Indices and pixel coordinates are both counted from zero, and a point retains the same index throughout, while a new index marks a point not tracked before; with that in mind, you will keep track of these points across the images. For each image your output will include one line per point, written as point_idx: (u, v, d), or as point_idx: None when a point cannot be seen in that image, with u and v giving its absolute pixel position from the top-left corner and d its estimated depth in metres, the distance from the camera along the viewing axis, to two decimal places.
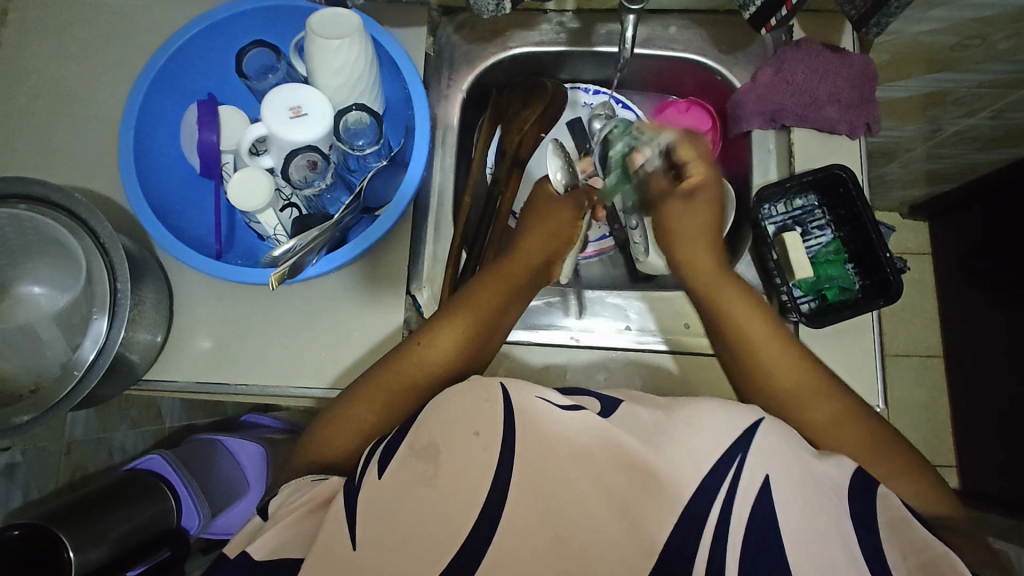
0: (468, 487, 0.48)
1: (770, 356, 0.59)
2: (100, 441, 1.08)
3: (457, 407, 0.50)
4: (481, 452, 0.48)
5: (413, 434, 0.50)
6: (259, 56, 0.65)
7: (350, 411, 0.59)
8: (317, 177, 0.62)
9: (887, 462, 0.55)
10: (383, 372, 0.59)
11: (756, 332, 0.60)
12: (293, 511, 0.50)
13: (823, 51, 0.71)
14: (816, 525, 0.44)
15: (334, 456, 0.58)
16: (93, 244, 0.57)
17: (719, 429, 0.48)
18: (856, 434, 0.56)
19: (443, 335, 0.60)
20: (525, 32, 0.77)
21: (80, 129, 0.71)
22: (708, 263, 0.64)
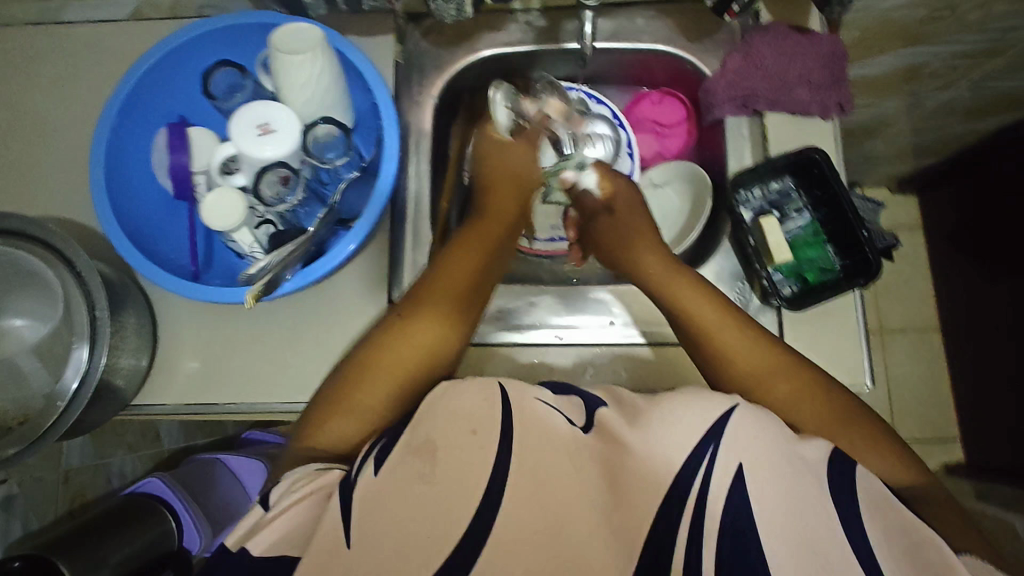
0: (458, 491, 0.47)
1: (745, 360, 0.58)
2: (97, 469, 1.08)
3: (453, 408, 0.50)
4: (478, 453, 0.48)
5: (408, 434, 0.50)
6: (223, 76, 0.65)
7: (352, 395, 0.57)
8: (289, 193, 0.62)
9: (890, 456, 0.53)
10: (376, 345, 0.59)
11: (725, 337, 0.59)
12: (294, 501, 0.49)
13: (790, 34, 0.71)
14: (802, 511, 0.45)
15: (333, 445, 0.56)
16: (69, 274, 0.57)
17: (697, 417, 0.48)
18: (862, 435, 0.54)
19: (430, 299, 0.61)
20: (492, 33, 0.77)
21: (53, 160, 0.71)
22: (657, 276, 0.65)
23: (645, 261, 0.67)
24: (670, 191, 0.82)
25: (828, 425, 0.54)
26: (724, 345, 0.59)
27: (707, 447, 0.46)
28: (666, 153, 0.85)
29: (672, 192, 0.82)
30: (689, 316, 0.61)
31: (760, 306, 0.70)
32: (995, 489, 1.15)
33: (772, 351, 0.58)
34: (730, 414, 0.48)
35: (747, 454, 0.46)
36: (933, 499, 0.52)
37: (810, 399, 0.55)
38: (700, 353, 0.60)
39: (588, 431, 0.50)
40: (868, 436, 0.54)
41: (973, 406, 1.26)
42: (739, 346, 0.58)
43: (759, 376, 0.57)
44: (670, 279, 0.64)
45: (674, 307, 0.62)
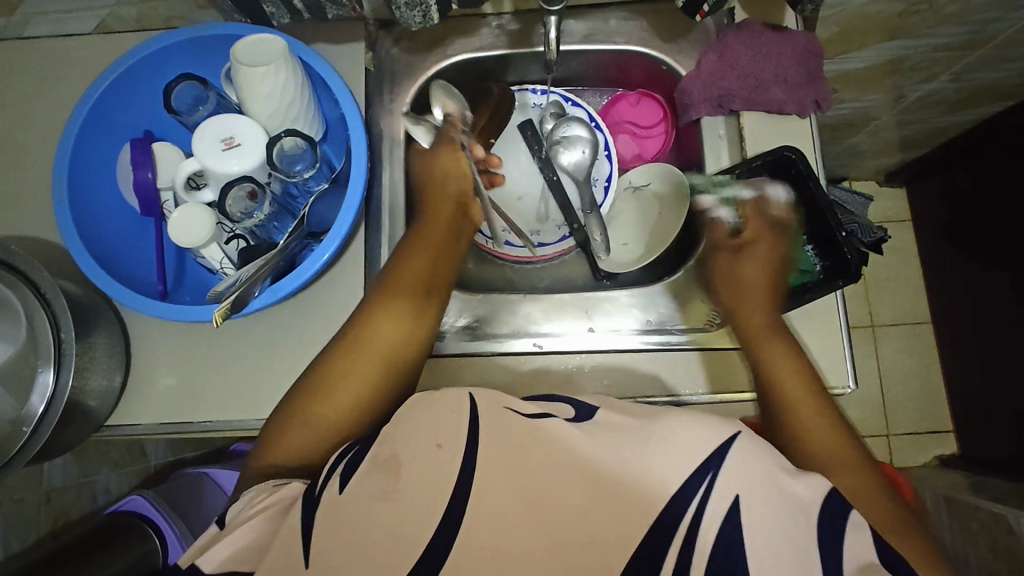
0: (427, 508, 0.45)
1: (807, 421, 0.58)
2: (81, 486, 1.05)
3: (422, 420, 0.49)
4: (444, 467, 0.46)
5: (377, 446, 0.49)
6: (186, 89, 0.63)
7: (312, 414, 0.56)
8: (256, 207, 0.61)
9: (901, 536, 0.51)
10: (335, 365, 0.58)
11: (799, 405, 0.59)
12: (248, 518, 0.49)
13: (765, 32, 0.70)
14: (782, 526, 0.44)
15: (299, 462, 0.56)
16: (33, 296, 0.57)
17: (696, 440, 0.47)
18: (877, 512, 0.52)
19: (382, 316, 0.60)
20: (464, 38, 0.76)
21: (20, 178, 0.70)
22: (758, 326, 0.64)
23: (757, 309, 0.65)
24: (649, 193, 0.81)
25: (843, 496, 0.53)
26: (799, 408, 0.59)
27: (706, 472, 0.45)
28: (645, 156, 0.84)
29: (652, 193, 0.81)
30: (776, 377, 0.61)
31: None
32: (990, 481, 1.15)
33: (843, 438, 0.57)
34: (714, 429, 0.48)
35: (740, 479, 0.46)
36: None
37: (858, 479, 0.54)
38: (769, 405, 0.60)
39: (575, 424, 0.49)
40: (868, 511, 0.52)
41: (967, 398, 1.25)
42: (815, 421, 0.58)
43: (822, 448, 0.56)
44: (768, 335, 0.63)
45: (758, 361, 0.63)
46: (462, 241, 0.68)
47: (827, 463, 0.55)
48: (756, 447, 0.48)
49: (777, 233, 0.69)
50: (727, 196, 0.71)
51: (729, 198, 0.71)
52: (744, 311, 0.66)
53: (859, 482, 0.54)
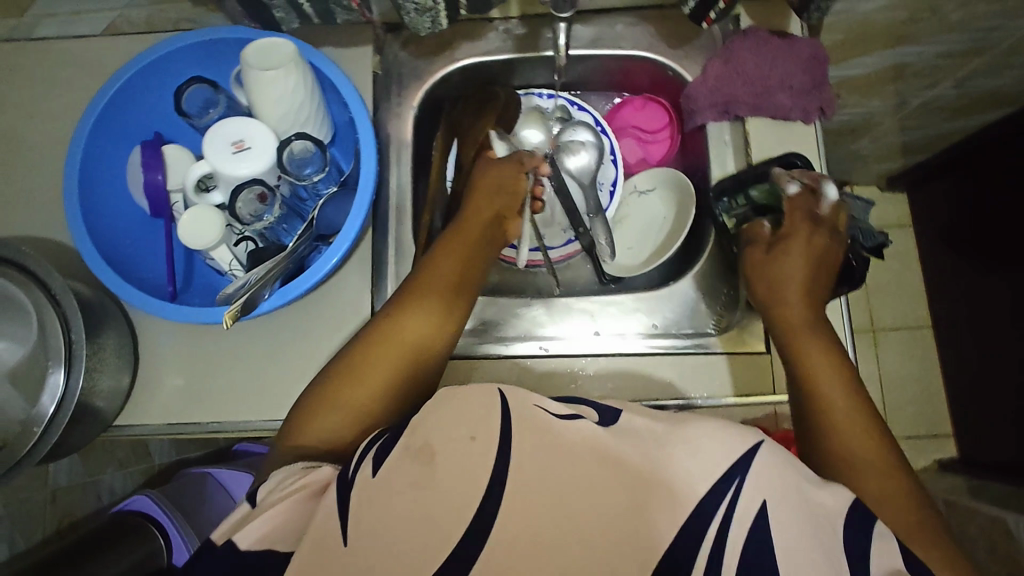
0: (450, 502, 0.43)
1: (843, 427, 0.55)
2: (86, 486, 1.06)
3: (456, 410, 0.46)
4: (478, 459, 0.44)
5: (408, 435, 0.46)
6: (197, 92, 0.64)
7: (343, 396, 0.56)
8: (266, 210, 0.61)
9: (923, 538, 0.50)
10: (369, 354, 0.58)
11: (836, 404, 0.56)
12: (281, 497, 0.47)
13: (771, 39, 0.71)
14: (810, 531, 0.42)
15: (327, 441, 0.55)
16: (43, 296, 0.57)
17: (723, 448, 0.44)
18: (906, 513, 0.51)
19: (416, 309, 0.60)
20: (472, 42, 0.76)
21: (28, 179, 0.70)
22: (795, 318, 0.60)
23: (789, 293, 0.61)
24: (655, 198, 0.82)
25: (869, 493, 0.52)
26: (831, 397, 0.56)
27: (734, 479, 0.43)
28: (650, 160, 0.84)
29: (657, 198, 0.82)
30: (801, 360, 0.59)
31: (746, 314, 0.70)
32: (990, 485, 1.15)
33: (874, 430, 0.55)
34: (743, 439, 0.45)
35: (772, 487, 0.43)
36: None
37: (883, 476, 0.53)
38: (797, 391, 0.59)
39: (603, 426, 0.46)
40: (897, 514, 0.51)
41: (967, 402, 1.26)
42: (848, 417, 0.55)
43: (849, 441, 0.54)
44: (805, 327, 0.60)
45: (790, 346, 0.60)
46: (495, 247, 0.67)
47: (855, 460, 0.54)
48: (785, 455, 0.45)
49: (814, 230, 0.62)
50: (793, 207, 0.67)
51: None
52: (772, 300, 0.61)
53: (895, 486, 0.53)
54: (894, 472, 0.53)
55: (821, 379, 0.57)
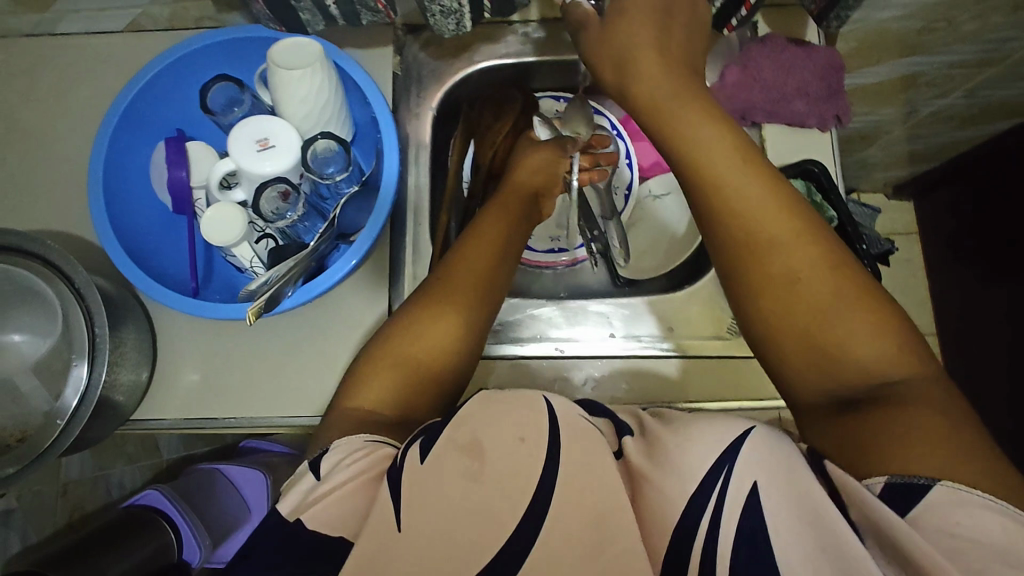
0: (491, 502, 0.43)
1: (750, 233, 0.50)
2: (98, 479, 1.07)
3: (500, 411, 0.46)
4: (526, 462, 0.44)
5: (450, 429, 0.45)
6: (222, 90, 0.65)
7: (400, 349, 0.56)
8: (289, 208, 0.62)
9: (880, 335, 0.47)
10: (427, 308, 0.57)
11: (746, 205, 0.50)
12: (348, 477, 0.46)
13: (788, 46, 0.71)
14: (805, 512, 0.40)
15: (387, 404, 0.54)
16: (68, 290, 0.57)
17: (715, 437, 0.43)
18: (847, 300, 0.48)
19: (472, 256, 0.60)
20: (491, 45, 0.77)
21: (51, 175, 0.71)
22: (683, 136, 0.53)
23: (667, 94, 0.55)
24: (670, 201, 0.82)
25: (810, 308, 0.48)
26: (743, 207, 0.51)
27: (724, 464, 0.42)
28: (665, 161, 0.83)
29: (673, 201, 0.82)
30: (707, 175, 0.52)
31: None
32: None
33: (794, 221, 0.50)
34: (731, 425, 0.44)
35: (765, 469, 0.41)
36: (917, 386, 0.45)
37: (815, 274, 0.48)
38: (704, 209, 0.53)
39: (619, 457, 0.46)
40: (838, 318, 0.47)
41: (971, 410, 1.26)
42: (765, 220, 0.50)
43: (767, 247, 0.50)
44: (699, 134, 0.53)
45: (687, 164, 0.53)
46: (535, 214, 0.68)
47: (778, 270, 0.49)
48: (779, 441, 0.43)
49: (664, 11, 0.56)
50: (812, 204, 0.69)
51: (821, 205, 0.69)
52: (653, 105, 0.55)
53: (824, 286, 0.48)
54: (808, 259, 0.49)
55: (723, 187, 0.51)
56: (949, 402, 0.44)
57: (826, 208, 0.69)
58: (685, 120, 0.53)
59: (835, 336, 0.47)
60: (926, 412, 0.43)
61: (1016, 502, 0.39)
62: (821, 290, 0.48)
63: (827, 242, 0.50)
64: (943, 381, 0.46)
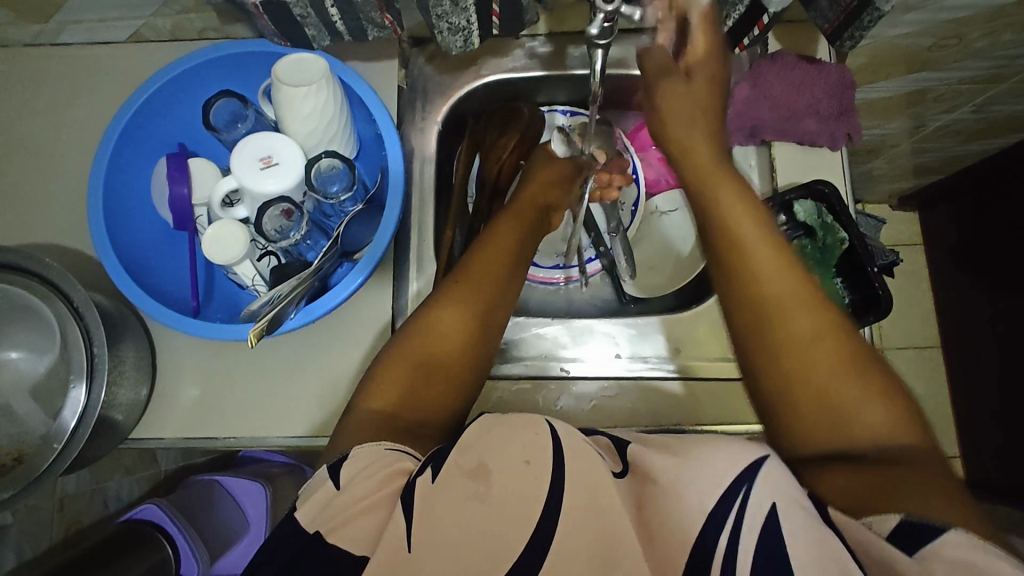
0: (500, 521, 0.43)
1: (762, 287, 0.50)
2: (94, 493, 1.03)
3: (504, 433, 0.45)
4: (532, 484, 0.43)
5: (457, 454, 0.44)
6: (225, 106, 0.64)
7: (421, 339, 0.55)
8: (292, 227, 0.61)
9: (881, 405, 0.45)
10: (452, 294, 0.56)
11: (754, 250, 0.51)
12: (369, 489, 0.44)
13: (799, 63, 0.70)
14: (830, 555, 0.38)
15: (402, 402, 0.53)
16: (65, 309, 0.56)
17: (728, 460, 0.42)
18: (844, 364, 0.47)
19: (491, 254, 0.59)
20: (498, 58, 0.76)
21: (51, 187, 0.70)
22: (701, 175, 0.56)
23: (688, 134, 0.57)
24: (677, 218, 0.82)
25: (807, 361, 0.47)
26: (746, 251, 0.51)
27: (741, 485, 0.41)
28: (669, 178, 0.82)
29: (680, 218, 0.82)
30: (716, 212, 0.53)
31: None
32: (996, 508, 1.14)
33: (796, 273, 0.50)
34: (744, 449, 0.43)
35: (783, 489, 0.41)
36: (916, 463, 0.43)
37: (811, 334, 0.48)
38: (710, 249, 0.53)
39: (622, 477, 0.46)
40: (836, 379, 0.46)
41: (974, 424, 1.25)
42: (765, 264, 0.50)
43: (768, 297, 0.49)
44: (716, 175, 0.55)
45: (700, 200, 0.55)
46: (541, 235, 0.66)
47: (776, 318, 0.49)
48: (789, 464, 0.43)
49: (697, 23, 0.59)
50: (821, 224, 0.68)
51: (830, 225, 0.68)
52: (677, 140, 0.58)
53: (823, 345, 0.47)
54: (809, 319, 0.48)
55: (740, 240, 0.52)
56: (945, 479, 0.42)
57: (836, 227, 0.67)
58: (714, 174, 0.55)
59: (842, 397, 0.46)
60: (919, 487, 0.41)
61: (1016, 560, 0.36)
62: (824, 351, 0.47)
63: (835, 311, 0.49)
64: (940, 459, 0.44)
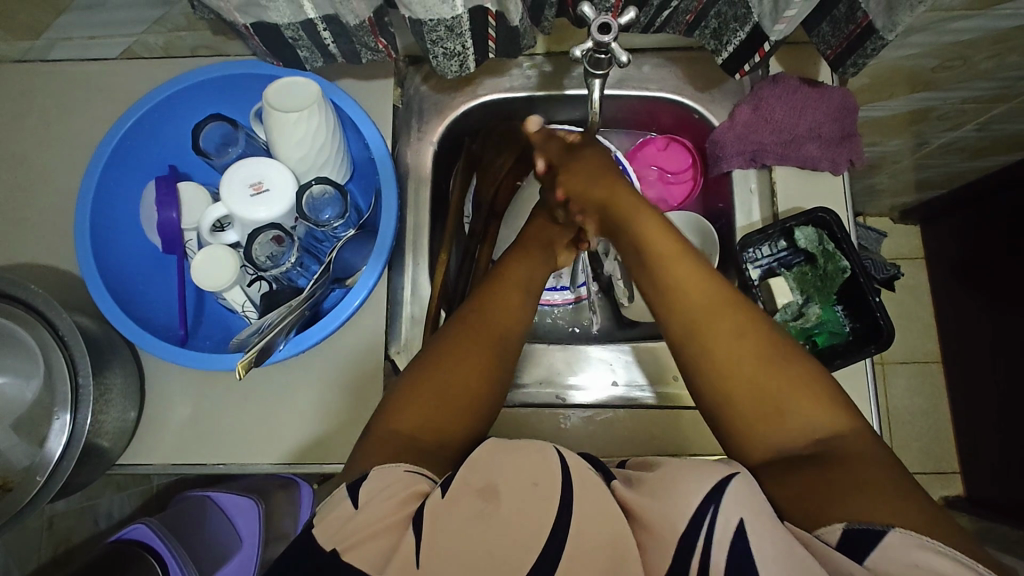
0: (510, 543, 0.41)
1: (686, 313, 0.52)
2: (85, 510, 1.02)
3: (509, 453, 0.44)
4: (539, 504, 0.42)
5: (464, 471, 0.43)
6: (215, 129, 0.63)
7: (434, 369, 0.53)
8: (284, 253, 0.60)
9: (817, 406, 0.47)
10: (485, 305, 0.58)
11: (670, 271, 0.55)
12: (385, 512, 0.42)
13: (801, 87, 0.69)
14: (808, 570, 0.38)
15: (424, 434, 0.50)
16: (51, 337, 0.55)
17: (698, 482, 0.42)
18: (771, 371, 0.49)
19: (521, 269, 0.63)
20: (495, 78, 0.74)
21: (41, 206, 0.69)
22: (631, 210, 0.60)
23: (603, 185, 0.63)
24: None
25: (730, 375, 0.49)
26: (663, 276, 0.55)
27: (709, 504, 0.40)
28: (670, 200, 0.81)
29: None
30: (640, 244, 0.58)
31: None
32: (996, 528, 1.12)
33: (712, 288, 0.53)
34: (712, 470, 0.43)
35: (752, 508, 0.40)
36: (853, 459, 0.45)
37: (736, 343, 0.50)
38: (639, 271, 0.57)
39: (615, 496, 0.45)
40: (762, 386, 0.48)
41: (974, 440, 1.23)
42: (682, 284, 0.54)
43: (690, 313, 0.52)
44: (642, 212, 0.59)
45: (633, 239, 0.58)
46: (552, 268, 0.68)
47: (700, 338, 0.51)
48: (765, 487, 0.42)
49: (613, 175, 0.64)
50: (823, 251, 0.67)
51: (833, 253, 0.66)
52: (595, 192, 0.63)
53: (747, 357, 0.49)
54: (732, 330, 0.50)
55: (663, 271, 0.55)
56: (892, 476, 0.43)
57: (840, 257, 0.66)
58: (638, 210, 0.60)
59: (775, 401, 0.48)
60: (866, 488, 0.42)
61: (941, 539, 0.39)
62: (749, 361, 0.49)
63: (761, 327, 0.51)
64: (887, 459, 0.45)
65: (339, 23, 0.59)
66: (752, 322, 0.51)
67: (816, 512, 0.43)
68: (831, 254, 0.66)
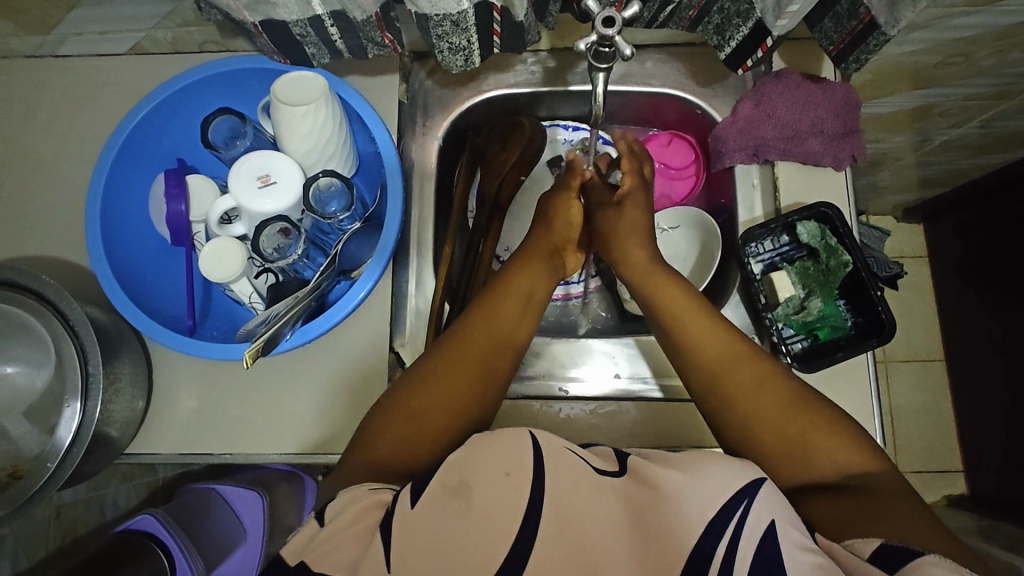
0: (477, 545, 0.41)
1: (706, 367, 0.55)
2: (92, 501, 1.02)
3: (484, 451, 0.45)
4: (511, 495, 0.43)
5: (441, 473, 0.45)
6: (223, 123, 0.64)
7: (439, 372, 0.56)
8: (290, 245, 0.61)
9: (841, 446, 0.50)
10: (481, 314, 0.59)
11: (690, 324, 0.56)
12: (350, 521, 0.44)
13: (804, 83, 0.69)
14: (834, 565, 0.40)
15: (397, 463, 0.52)
16: (62, 327, 0.56)
17: (728, 474, 0.44)
18: (795, 420, 0.51)
19: (523, 279, 0.61)
20: (499, 74, 0.75)
21: (51, 197, 0.70)
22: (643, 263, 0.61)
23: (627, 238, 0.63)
24: (678, 235, 0.81)
25: (747, 428, 0.52)
26: (684, 331, 0.56)
27: (743, 497, 0.43)
28: (673, 196, 0.83)
29: (681, 236, 0.81)
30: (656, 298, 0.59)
31: None
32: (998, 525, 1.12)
33: (733, 342, 0.55)
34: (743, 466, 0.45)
35: (779, 505, 0.43)
36: (882, 491, 0.48)
37: (760, 388, 0.53)
38: (658, 324, 0.59)
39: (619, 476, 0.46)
40: (781, 436, 0.51)
41: (977, 438, 1.23)
42: (702, 339, 0.56)
43: (714, 365, 0.54)
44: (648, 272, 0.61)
45: (648, 295, 0.60)
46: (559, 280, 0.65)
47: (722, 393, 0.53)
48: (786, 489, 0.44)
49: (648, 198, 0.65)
50: (824, 246, 0.67)
51: (834, 248, 0.67)
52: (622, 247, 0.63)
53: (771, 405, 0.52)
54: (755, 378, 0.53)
55: (685, 325, 0.56)
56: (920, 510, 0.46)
57: (841, 252, 0.66)
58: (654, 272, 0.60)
59: (800, 443, 0.50)
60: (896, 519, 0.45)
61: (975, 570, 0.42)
62: (775, 409, 0.52)
63: (781, 378, 0.53)
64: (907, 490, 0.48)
65: (346, 19, 0.59)
66: (773, 375, 0.53)
67: (847, 529, 0.45)
68: (833, 250, 0.67)
